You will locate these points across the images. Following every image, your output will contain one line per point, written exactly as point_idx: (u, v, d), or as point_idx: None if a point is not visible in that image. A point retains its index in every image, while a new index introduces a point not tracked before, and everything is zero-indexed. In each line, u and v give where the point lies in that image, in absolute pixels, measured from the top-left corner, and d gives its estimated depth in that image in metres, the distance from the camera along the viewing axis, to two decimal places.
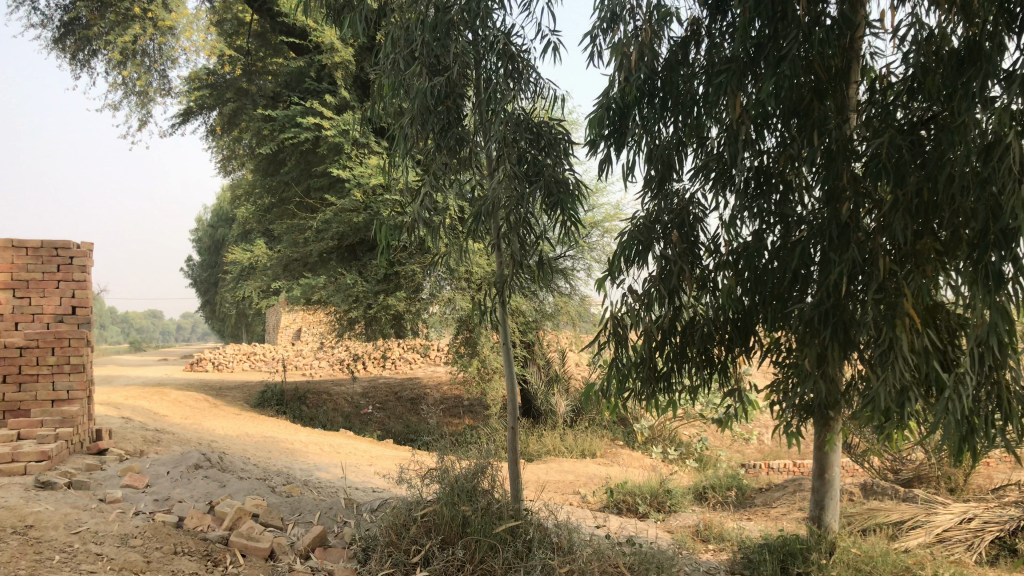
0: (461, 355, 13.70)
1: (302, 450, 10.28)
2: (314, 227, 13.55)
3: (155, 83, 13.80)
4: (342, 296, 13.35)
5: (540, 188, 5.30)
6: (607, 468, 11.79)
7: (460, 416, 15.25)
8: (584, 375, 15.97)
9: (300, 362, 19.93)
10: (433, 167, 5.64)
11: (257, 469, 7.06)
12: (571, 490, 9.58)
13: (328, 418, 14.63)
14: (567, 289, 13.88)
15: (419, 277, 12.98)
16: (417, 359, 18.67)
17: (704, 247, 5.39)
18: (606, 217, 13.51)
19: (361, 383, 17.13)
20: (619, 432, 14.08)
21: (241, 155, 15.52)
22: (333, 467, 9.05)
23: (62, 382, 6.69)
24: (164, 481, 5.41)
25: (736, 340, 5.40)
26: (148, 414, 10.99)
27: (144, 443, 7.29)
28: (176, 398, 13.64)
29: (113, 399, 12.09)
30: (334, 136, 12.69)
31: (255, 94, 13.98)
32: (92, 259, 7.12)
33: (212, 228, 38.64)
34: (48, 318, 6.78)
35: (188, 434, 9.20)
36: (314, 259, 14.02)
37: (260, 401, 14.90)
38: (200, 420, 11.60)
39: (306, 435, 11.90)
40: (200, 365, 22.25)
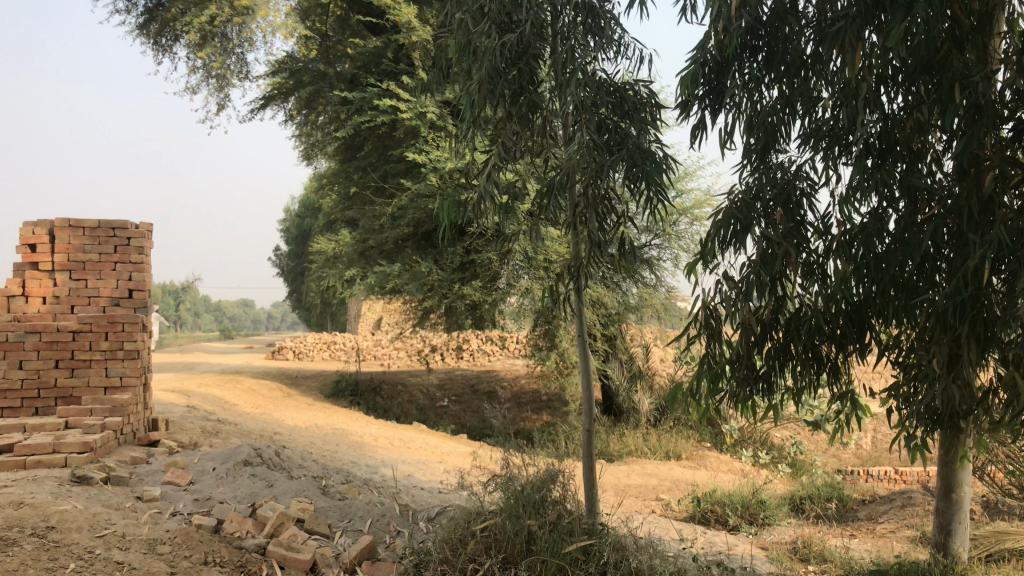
0: (539, 348, 13.12)
1: (372, 444, 9.88)
2: (390, 214, 13.19)
3: (233, 66, 13.65)
4: (417, 285, 12.96)
5: (622, 160, 4.68)
6: (692, 472, 11.06)
7: (538, 412, 14.68)
8: (669, 372, 15.19)
9: (379, 352, 19.69)
10: (503, 137, 5.08)
11: (315, 466, 6.62)
12: (653, 496, 8.92)
13: (402, 410, 14.28)
14: (652, 280, 13.18)
15: (496, 266, 12.46)
16: (496, 351, 18.18)
17: (812, 228, 4.70)
18: (696, 203, 12.72)
19: (438, 375, 16.74)
20: (706, 433, 13.28)
21: (319, 141, 15.30)
22: (401, 463, 8.58)
23: (115, 369, 6.35)
24: (208, 478, 5.00)
25: (850, 335, 4.66)
26: (219, 403, 10.80)
27: (202, 434, 6.95)
28: (251, 386, 13.49)
29: (188, 387, 11.97)
30: (411, 119, 12.25)
31: (333, 78, 13.72)
32: (151, 240, 6.81)
33: (299, 218, 39.07)
34: (103, 302, 6.55)
35: (254, 424, 8.89)
36: (389, 246, 13.67)
37: (335, 392, 14.64)
38: (271, 410, 11.36)
39: (378, 428, 11.51)
40: (281, 353, 22.31)
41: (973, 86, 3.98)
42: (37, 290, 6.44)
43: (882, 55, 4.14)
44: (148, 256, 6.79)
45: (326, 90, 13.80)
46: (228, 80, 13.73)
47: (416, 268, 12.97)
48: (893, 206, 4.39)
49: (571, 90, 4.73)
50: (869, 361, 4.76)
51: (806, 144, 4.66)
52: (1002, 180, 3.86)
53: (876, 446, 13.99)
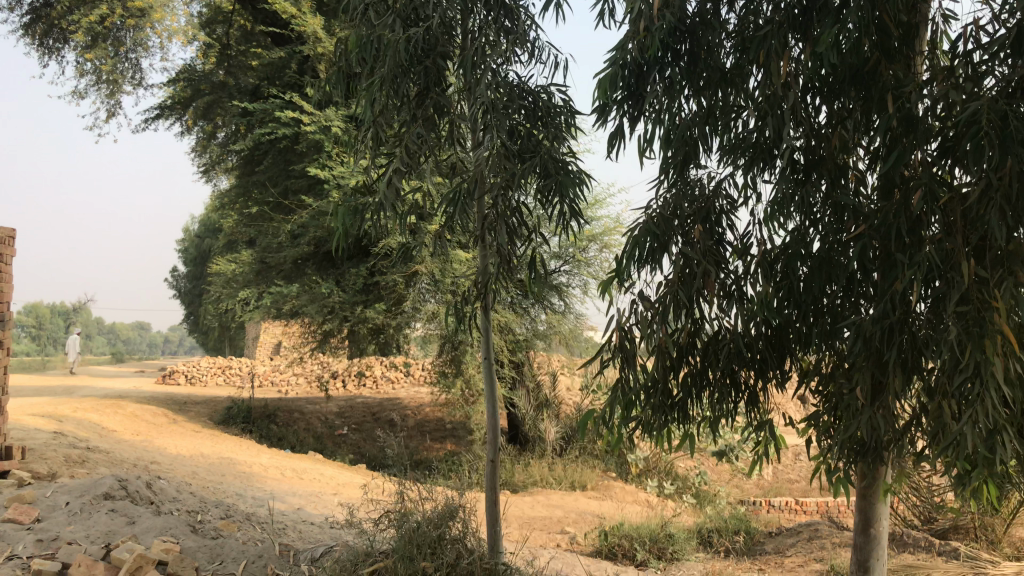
0: (444, 374, 12.64)
1: (261, 474, 9.23)
2: (290, 232, 12.59)
3: (124, 71, 12.85)
4: (317, 307, 12.36)
5: (532, 168, 4.32)
6: (598, 503, 10.79)
7: (441, 441, 14.17)
8: (576, 401, 14.95)
9: (277, 378, 18.85)
10: (406, 139, 4.63)
11: (191, 498, 6.01)
12: (559, 529, 8.56)
13: (298, 438, 13.57)
14: (561, 307, 12.98)
15: (400, 288, 11.98)
16: (400, 378, 17.61)
17: (731, 248, 4.46)
18: (606, 230, 12.56)
19: (338, 402, 16.06)
20: (612, 463, 13.06)
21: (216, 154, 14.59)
22: (291, 496, 7.99)
23: None
24: (59, 514, 4.38)
25: (769, 361, 4.39)
26: (94, 429, 9.95)
27: (64, 463, 6.23)
28: (133, 412, 12.57)
29: (60, 411, 11.01)
30: (315, 132, 11.73)
31: (233, 88, 13.10)
32: (11, 246, 6.11)
33: (199, 238, 37.60)
34: None
35: (129, 453, 8.14)
36: (288, 266, 13.03)
37: (226, 418, 13.81)
38: (153, 438, 10.55)
39: (269, 457, 10.82)
40: (172, 378, 21.13)
41: (902, 97, 3.79)
42: None
43: (809, 64, 3.94)
44: (7, 264, 6.09)
45: (225, 101, 13.17)
46: (119, 85, 12.92)
47: (316, 289, 12.39)
48: (816, 225, 4.18)
49: (480, 91, 4.38)
50: (787, 391, 4.51)
51: (727, 159, 4.43)
52: (931, 198, 3.67)
53: (776, 476, 14.06)
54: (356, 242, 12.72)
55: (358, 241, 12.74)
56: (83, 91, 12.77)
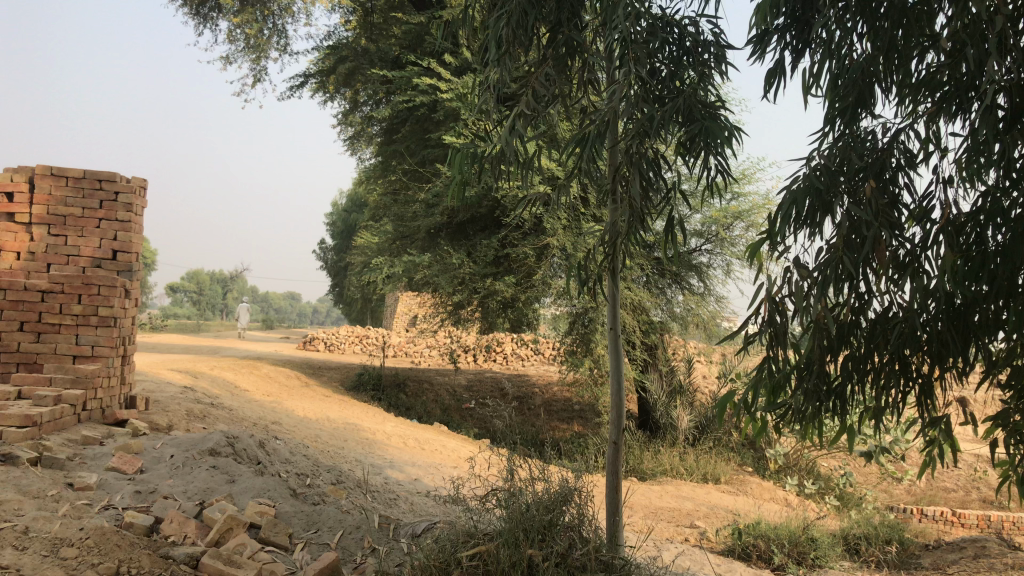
0: (573, 353, 12.12)
1: (384, 442, 9.11)
2: (424, 201, 12.46)
3: (270, 36, 13.04)
4: (448, 278, 12.18)
5: (672, 111, 3.80)
6: (731, 498, 10.13)
7: (568, 422, 13.76)
8: (712, 390, 14.15)
9: (411, 349, 18.98)
10: (533, 80, 4.22)
11: (303, 461, 5.85)
12: (688, 523, 8.01)
13: (425, 409, 13.51)
14: (701, 288, 12.34)
15: (532, 261, 11.62)
16: (531, 355, 17.33)
17: (908, 212, 3.79)
18: (753, 208, 11.66)
19: (467, 375, 15.94)
20: (748, 457, 12.33)
21: (357, 123, 14.67)
22: (410, 466, 7.80)
23: (86, 337, 5.67)
24: (162, 467, 4.23)
25: (950, 347, 3.71)
26: (228, 388, 10.15)
27: (184, 417, 6.20)
28: (268, 373, 12.83)
29: (198, 368, 11.29)
30: (451, 100, 11.47)
31: (374, 56, 13.08)
32: (141, 197, 6.15)
33: (345, 212, 38.66)
34: (83, 262, 5.82)
35: (254, 412, 8.15)
36: (422, 235, 12.90)
37: (356, 385, 13.93)
38: (283, 399, 10.67)
39: (394, 425, 10.74)
40: (312, 344, 21.68)
41: None
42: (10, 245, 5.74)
43: None
44: (138, 215, 6.07)
45: (366, 68, 13.16)
46: (265, 51, 13.10)
47: (447, 260, 12.21)
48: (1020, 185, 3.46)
49: (620, 23, 3.89)
50: (970, 384, 3.80)
51: (907, 106, 3.76)
52: None
53: (930, 483, 12.85)
54: (490, 212, 12.41)
55: (492, 212, 12.42)
56: (232, 57, 13.03)
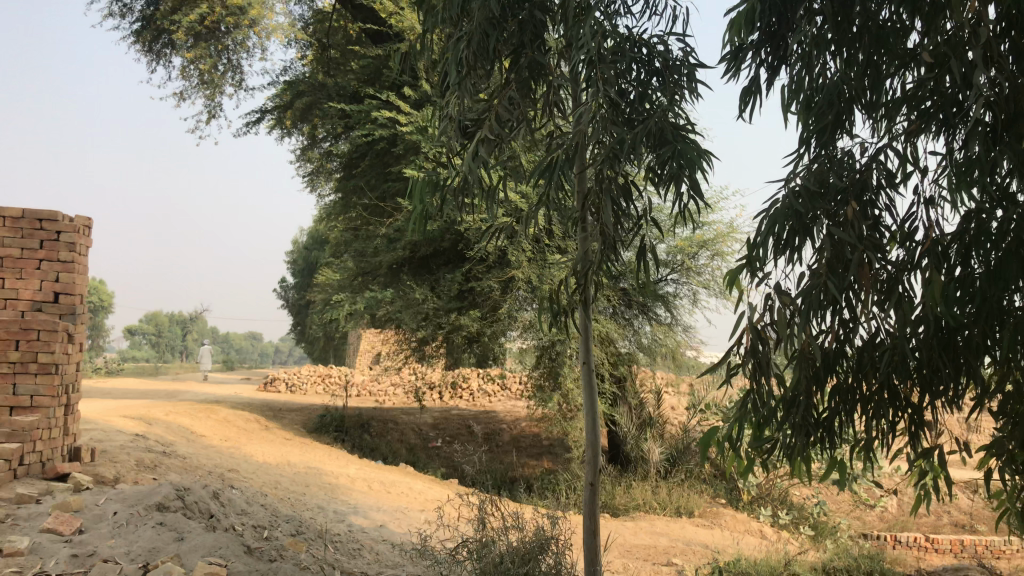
0: (541, 388, 11.87)
1: (347, 486, 8.77)
2: (385, 236, 12.22)
3: (225, 71, 12.80)
4: (411, 314, 11.90)
5: (644, 134, 3.64)
6: (705, 532, 9.92)
7: (538, 458, 13.48)
8: (682, 421, 13.97)
9: (375, 388, 18.60)
10: (496, 102, 4.04)
11: (262, 511, 5.52)
12: (664, 560, 7.77)
13: (391, 449, 13.15)
14: (668, 317, 12.24)
15: (497, 294, 11.40)
16: (498, 391, 17.06)
17: (890, 234, 3.65)
18: (718, 237, 11.62)
19: (433, 413, 15.61)
20: (721, 488, 12.14)
21: (316, 158, 14.44)
22: (375, 511, 7.47)
23: (24, 386, 5.26)
24: (103, 526, 3.90)
25: (942, 374, 3.53)
26: (183, 434, 9.74)
27: (133, 468, 5.84)
28: (226, 416, 12.40)
29: (152, 414, 10.85)
30: (411, 132, 11.30)
31: (332, 90, 12.90)
32: (85, 237, 5.87)
33: (306, 250, 38.20)
34: (23, 305, 5.51)
35: (210, 460, 7.77)
36: (383, 271, 12.64)
37: (319, 426, 13.53)
38: (241, 443, 10.27)
39: (358, 467, 10.37)
40: (273, 385, 21.17)
41: None
42: None
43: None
44: (82, 254, 5.81)
45: (324, 102, 12.97)
46: (220, 86, 12.84)
47: (410, 295, 11.93)
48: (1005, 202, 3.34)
49: (584, 41, 3.73)
50: (962, 412, 3.64)
51: (884, 123, 3.64)
52: None
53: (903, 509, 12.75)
54: (452, 245, 12.19)
55: (455, 245, 12.20)
56: (185, 93, 12.75)
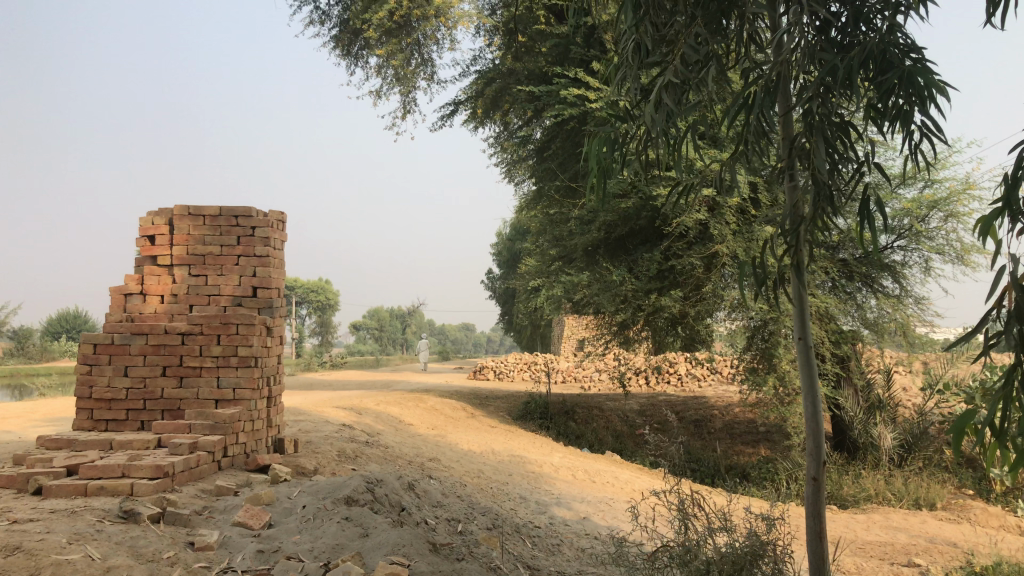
0: (754, 371, 11.04)
1: (551, 475, 8.53)
2: (580, 218, 11.88)
3: (416, 65, 12.98)
4: (609, 297, 11.48)
5: (862, 58, 3.03)
6: (952, 528, 8.79)
7: (754, 446, 12.67)
8: (916, 404, 12.61)
9: (580, 374, 18.38)
10: (680, 45, 3.57)
11: (458, 504, 5.34)
12: (906, 560, 6.88)
13: (597, 437, 12.83)
14: (897, 289, 11.07)
15: (699, 272, 10.74)
16: (707, 375, 16.31)
17: None
18: (951, 195, 10.27)
19: (639, 399, 15.13)
20: (967, 478, 10.81)
21: (508, 145, 14.36)
22: (579, 503, 7.15)
23: (227, 379, 5.39)
24: (291, 521, 3.80)
25: None
26: (391, 423, 9.92)
27: (335, 459, 5.86)
28: (433, 405, 12.58)
29: (364, 404, 11.17)
30: (601, 108, 10.87)
31: (520, 73, 12.73)
32: (279, 231, 5.98)
33: (510, 240, 38.77)
34: (224, 301, 5.74)
35: (413, 449, 7.78)
36: (580, 254, 12.31)
37: (524, 414, 13.45)
38: (447, 432, 10.32)
39: (563, 455, 10.12)
40: (482, 374, 21.52)
41: None
42: (155, 288, 5.75)
43: None
44: (276, 249, 5.94)
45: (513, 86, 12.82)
46: (412, 80, 13.03)
47: (608, 278, 11.51)
48: None
49: None
50: None
51: None
52: None
53: None
54: (650, 224, 11.63)
55: (653, 223, 11.61)
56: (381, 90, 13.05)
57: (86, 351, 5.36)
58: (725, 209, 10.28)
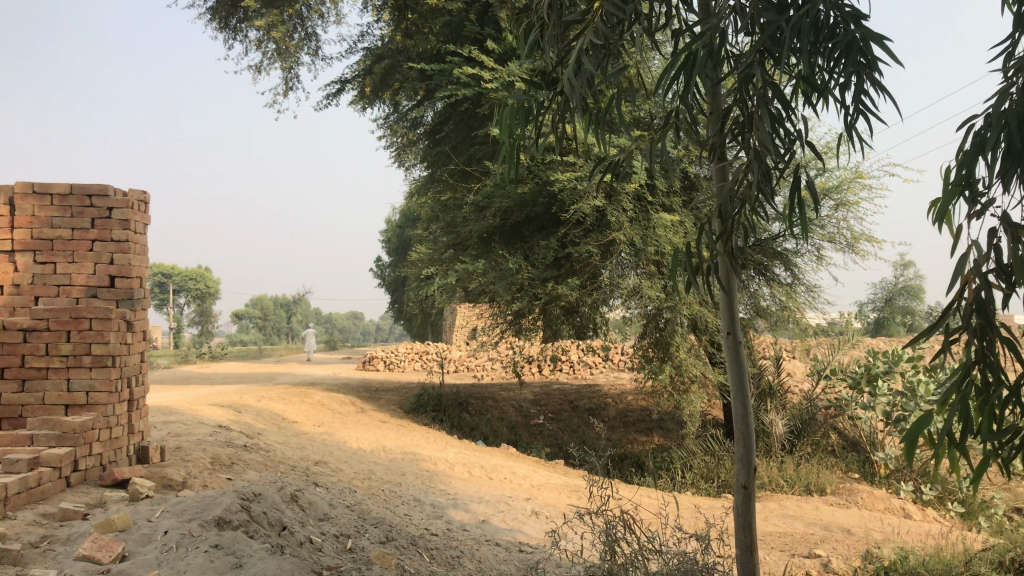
0: (649, 360, 10.88)
1: (446, 473, 8.09)
2: (473, 204, 11.44)
3: (298, 38, 12.20)
4: (505, 285, 11.09)
5: (808, 22, 2.77)
6: (843, 513, 8.85)
7: (648, 434, 12.58)
8: (804, 390, 12.78)
9: (473, 364, 18.00)
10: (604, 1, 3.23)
11: (346, 515, 4.83)
12: (807, 551, 6.79)
13: (491, 429, 12.46)
14: (788, 277, 11.13)
15: (597, 260, 10.50)
16: (599, 363, 16.23)
17: None
18: (842, 183, 10.44)
19: (533, 388, 14.86)
20: (853, 462, 10.99)
21: (398, 126, 13.77)
22: (476, 502, 6.76)
23: (79, 381, 4.73)
24: (150, 551, 3.25)
25: None
26: (273, 421, 9.25)
27: (207, 468, 5.25)
28: (320, 400, 11.92)
29: (244, 401, 10.42)
30: (497, 88, 10.45)
31: (411, 51, 12.16)
32: (140, 213, 5.30)
33: (399, 227, 37.99)
34: (77, 292, 5.02)
35: (296, 450, 7.18)
36: (474, 241, 11.88)
37: (416, 407, 12.96)
38: (334, 429, 9.73)
39: (458, 450, 9.69)
40: (372, 363, 20.83)
41: None
42: None
43: None
44: (138, 232, 5.26)
45: (404, 65, 12.24)
46: (295, 55, 12.25)
47: (503, 265, 11.13)
48: None
49: None
50: None
51: None
52: None
53: None
54: (546, 210, 11.28)
55: (549, 209, 11.27)
56: (260, 65, 12.22)
57: None
58: (623, 196, 10.06)
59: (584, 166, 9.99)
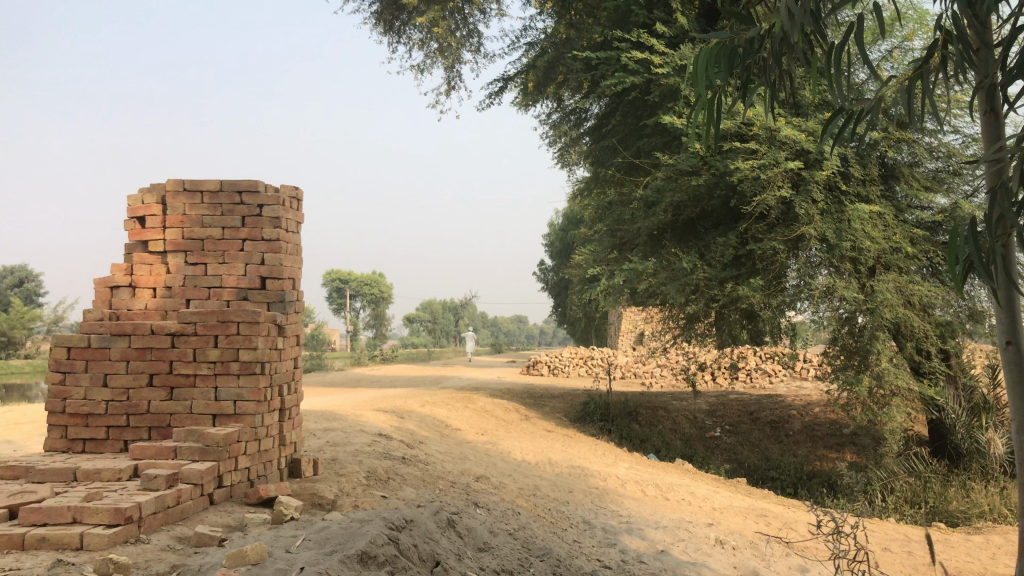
0: (842, 369, 9.74)
1: (617, 491, 7.40)
2: (643, 200, 10.69)
3: (460, 33, 11.89)
4: (678, 287, 10.25)
5: None
6: None
7: (839, 450, 11.34)
8: None
9: (641, 370, 17.17)
10: None
11: (509, 545, 4.26)
12: None
13: (663, 441, 11.64)
14: None
15: (782, 257, 9.50)
16: (779, 371, 15.01)
17: None
18: None
19: (708, 397, 13.88)
20: None
21: (563, 122, 13.19)
22: (650, 528, 6.04)
23: (227, 390, 4.44)
24: None
25: None
26: (436, 429, 8.88)
27: (361, 484, 4.84)
28: (483, 406, 11.52)
29: (408, 407, 10.16)
30: (668, 74, 9.68)
31: (577, 40, 11.56)
32: (292, 209, 4.97)
33: (563, 230, 37.51)
34: (228, 295, 4.77)
35: (458, 463, 6.71)
36: (643, 239, 11.14)
37: (582, 415, 12.32)
38: (498, 439, 9.23)
39: (629, 465, 8.98)
40: (537, 368, 20.41)
41: None
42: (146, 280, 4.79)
43: None
44: (290, 231, 4.94)
45: (568, 57, 11.66)
46: (456, 51, 11.94)
47: (676, 265, 10.31)
48: None
49: None
50: None
51: None
52: None
53: None
54: (723, 204, 10.38)
55: (726, 203, 10.34)
56: (422, 64, 12.01)
57: (59, 356, 4.46)
58: (812, 186, 9.03)
59: (767, 154, 9.07)
